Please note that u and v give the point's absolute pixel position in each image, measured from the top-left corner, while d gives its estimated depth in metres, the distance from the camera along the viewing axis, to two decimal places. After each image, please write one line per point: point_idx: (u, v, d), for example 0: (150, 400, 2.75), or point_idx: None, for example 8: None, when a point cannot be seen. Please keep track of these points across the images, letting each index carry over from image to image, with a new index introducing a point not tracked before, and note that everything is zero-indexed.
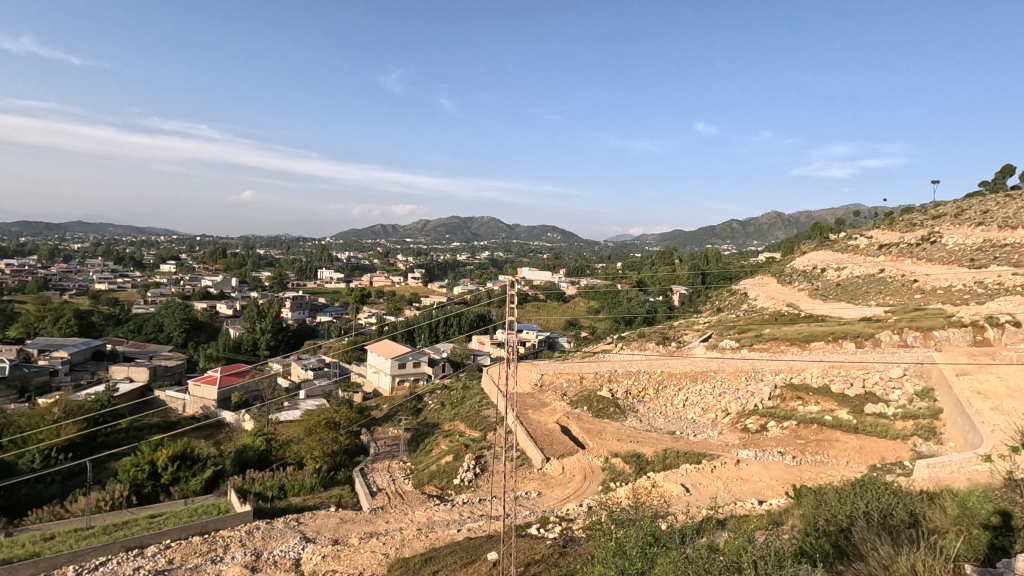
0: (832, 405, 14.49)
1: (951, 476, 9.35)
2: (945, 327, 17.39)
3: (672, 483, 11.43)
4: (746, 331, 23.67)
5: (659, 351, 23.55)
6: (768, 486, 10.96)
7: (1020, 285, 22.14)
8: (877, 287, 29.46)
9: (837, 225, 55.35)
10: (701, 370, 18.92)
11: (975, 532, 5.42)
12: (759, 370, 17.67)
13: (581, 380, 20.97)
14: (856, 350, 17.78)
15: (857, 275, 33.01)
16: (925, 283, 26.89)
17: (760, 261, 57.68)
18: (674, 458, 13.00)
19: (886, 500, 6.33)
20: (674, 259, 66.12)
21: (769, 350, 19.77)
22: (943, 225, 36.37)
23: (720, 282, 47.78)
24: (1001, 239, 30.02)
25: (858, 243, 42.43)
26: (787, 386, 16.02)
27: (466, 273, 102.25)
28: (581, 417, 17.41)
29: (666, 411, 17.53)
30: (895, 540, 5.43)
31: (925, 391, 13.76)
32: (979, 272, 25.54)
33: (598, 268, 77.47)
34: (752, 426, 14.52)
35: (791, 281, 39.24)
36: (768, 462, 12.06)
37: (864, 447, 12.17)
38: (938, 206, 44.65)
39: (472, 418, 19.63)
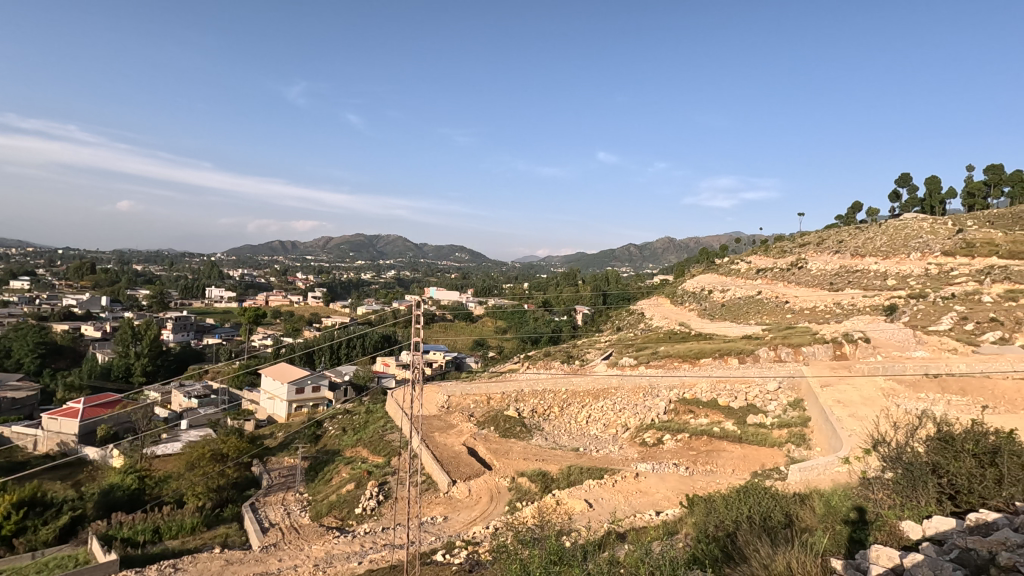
0: (719, 417, 15.60)
1: (817, 477, 10.42)
2: (811, 344, 19.52)
3: (576, 499, 11.68)
4: (643, 349, 24.98)
5: (564, 369, 24.17)
6: (665, 497, 11.52)
7: (869, 305, 25.50)
8: (756, 306, 32.52)
9: (722, 250, 60.55)
10: (602, 387, 19.65)
11: (838, 528, 6.04)
12: (654, 386, 18.69)
13: (488, 401, 21.00)
14: (738, 365, 19.41)
15: (738, 296, 36.23)
16: (794, 303, 30.07)
17: (656, 284, 61.46)
18: (578, 475, 13.30)
19: (766, 503, 6.85)
20: (578, 280, 68.93)
21: (664, 366, 20.95)
22: (808, 252, 41.06)
23: (620, 302, 50.36)
24: (854, 266, 34.43)
25: (739, 267, 46.66)
26: (681, 401, 17.03)
27: (372, 292, 99.67)
28: (488, 437, 17.36)
29: (570, 428, 17.95)
30: (773, 540, 5.88)
31: (797, 401, 15.25)
32: (837, 295, 29.07)
33: (506, 288, 78.77)
34: (649, 440, 15.26)
35: (683, 302, 42.25)
36: (664, 474, 12.73)
37: (748, 455, 13.15)
38: (802, 236, 50.49)
39: (376, 443, 18.90)
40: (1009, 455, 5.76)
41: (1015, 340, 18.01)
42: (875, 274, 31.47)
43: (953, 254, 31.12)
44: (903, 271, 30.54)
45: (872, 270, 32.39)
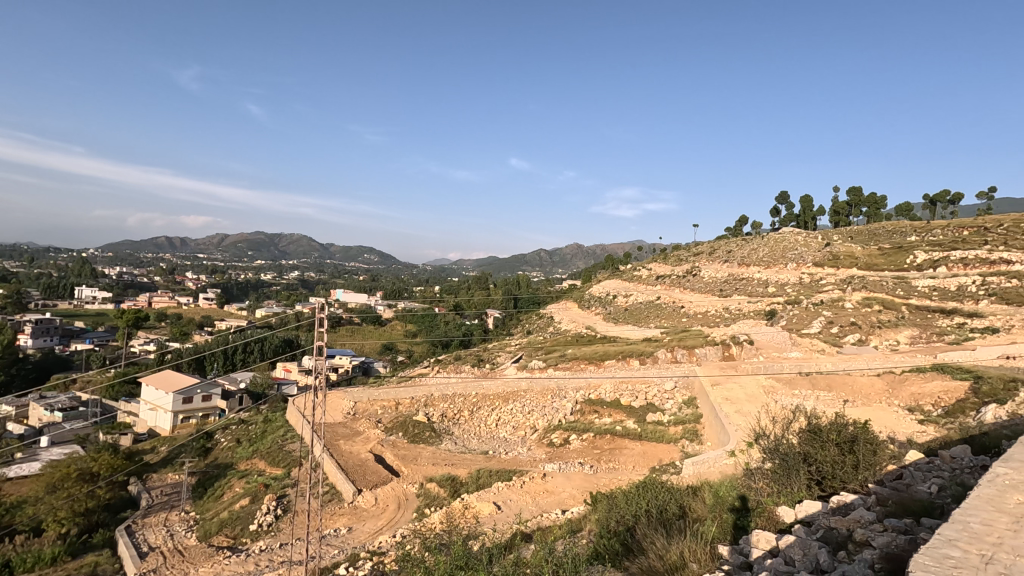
0: (621, 416, 16.32)
1: (708, 470, 11.18)
2: (703, 346, 21.02)
3: (484, 502, 11.69)
4: (552, 352, 25.63)
5: (474, 373, 24.20)
6: (571, 495, 11.85)
7: (753, 310, 27.95)
8: (655, 311, 34.53)
9: (625, 257, 63.69)
10: (512, 390, 19.87)
11: (724, 516, 6.52)
12: (562, 387, 19.20)
13: (396, 406, 20.51)
14: (639, 366, 20.47)
15: (640, 300, 38.27)
16: (689, 308, 32.25)
17: (564, 288, 63.49)
18: (487, 477, 13.33)
19: (662, 497, 7.23)
20: (489, 283, 69.42)
21: (572, 368, 21.60)
22: (702, 261, 44.25)
23: (530, 306, 51.36)
24: (740, 274, 37.59)
25: (641, 274, 49.34)
26: (586, 402, 17.64)
27: (272, 294, 94.12)
28: (396, 444, 16.93)
29: (480, 431, 17.96)
30: (668, 531, 6.21)
31: (690, 399, 16.33)
32: (726, 301, 31.57)
33: (417, 291, 77.57)
34: (556, 440, 15.63)
35: (589, 306, 43.91)
36: (570, 473, 13.09)
37: (647, 451, 13.85)
38: (696, 245, 54.38)
39: (274, 454, 17.79)
40: (863, 443, 6.52)
41: (870, 342, 20.54)
42: (758, 282, 34.57)
43: (822, 266, 34.94)
44: (781, 279, 33.80)
45: (756, 278, 35.54)
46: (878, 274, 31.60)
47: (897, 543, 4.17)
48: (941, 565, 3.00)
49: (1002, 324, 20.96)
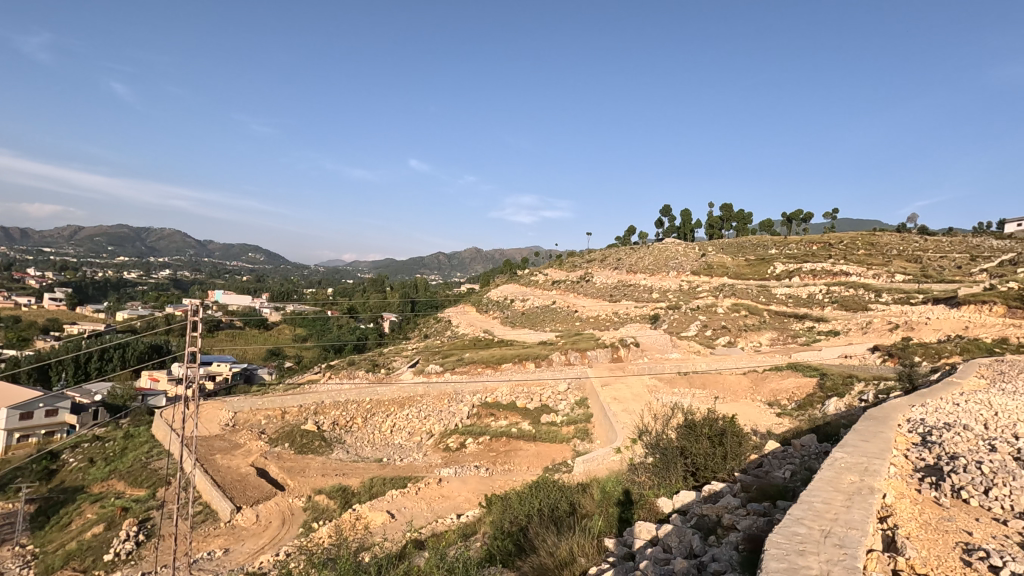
0: (517, 418, 16.62)
1: (597, 467, 11.73)
2: (594, 349, 22.06)
3: (377, 511, 11.32)
4: (449, 356, 25.51)
5: (368, 378, 23.39)
6: (466, 499, 11.82)
7: (639, 315, 29.80)
8: (550, 314, 35.66)
9: (523, 262, 65.19)
10: (407, 395, 19.46)
11: (610, 510, 6.84)
12: (458, 391, 19.17)
13: (282, 416, 19.29)
14: (534, 369, 21.00)
15: (536, 305, 39.28)
16: (582, 312, 33.65)
17: (463, 291, 63.61)
18: (381, 486, 12.91)
19: (553, 495, 7.46)
20: (386, 286, 67.69)
21: (468, 372, 21.62)
22: (594, 268, 46.47)
23: (428, 309, 50.76)
24: (628, 280, 39.97)
25: (537, 279, 50.65)
26: (483, 405, 17.75)
27: (138, 294, 84.52)
28: (282, 456, 15.90)
29: (373, 438, 17.39)
30: (559, 528, 6.39)
31: (582, 399, 17.05)
32: (615, 306, 33.40)
33: (308, 293, 73.58)
34: (452, 444, 15.55)
35: (487, 310, 44.31)
36: (466, 477, 13.07)
37: (541, 452, 14.18)
38: (589, 253, 56.96)
39: (137, 474, 15.93)
40: (731, 435, 7.19)
41: (738, 343, 22.75)
42: (644, 288, 36.96)
43: (699, 274, 38.16)
44: (664, 286, 36.42)
45: (642, 284, 37.98)
46: (745, 283, 35.11)
47: (757, 525, 4.61)
48: (790, 541, 3.37)
49: (842, 328, 24.23)
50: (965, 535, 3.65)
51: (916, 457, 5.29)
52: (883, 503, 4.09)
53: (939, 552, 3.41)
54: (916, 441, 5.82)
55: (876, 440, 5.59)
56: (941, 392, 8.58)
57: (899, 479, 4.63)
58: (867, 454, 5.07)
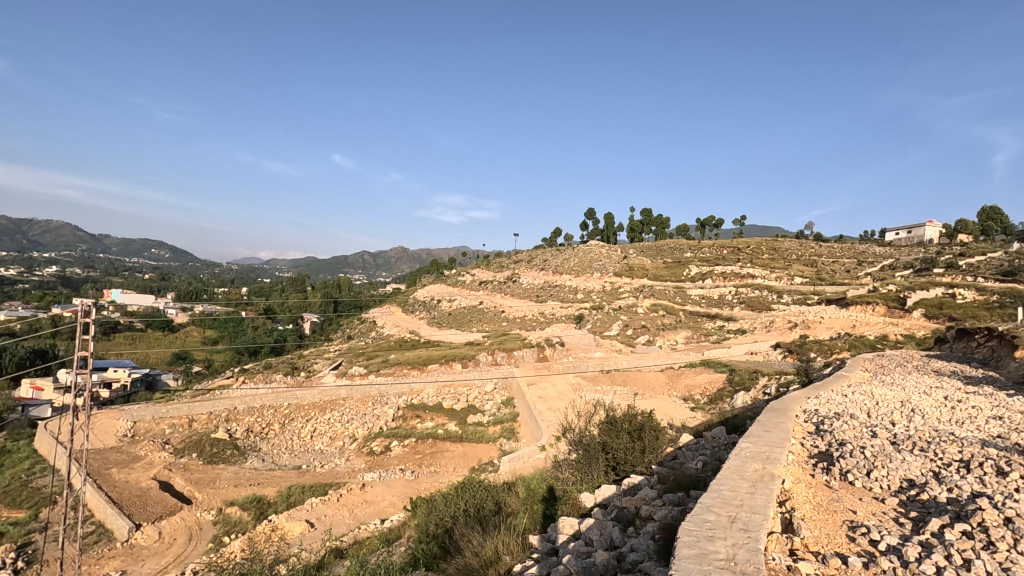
0: (443, 419, 16.45)
1: (522, 465, 11.86)
2: (521, 349, 22.31)
3: (295, 521, 10.82)
4: (373, 358, 24.84)
5: (286, 382, 22.29)
6: (391, 503, 11.54)
7: (564, 315, 30.46)
8: (477, 315, 35.66)
9: (450, 262, 64.84)
10: (329, 399, 18.75)
11: (534, 508, 6.94)
12: (383, 394, 18.73)
13: (190, 424, 17.97)
14: (461, 369, 20.91)
15: (464, 305, 39.09)
16: (509, 313, 33.85)
17: (388, 291, 62.28)
18: (299, 494, 12.33)
19: (479, 496, 7.46)
20: (306, 285, 64.91)
21: (394, 374, 21.13)
22: (521, 268, 47.02)
23: (351, 310, 49.19)
24: (554, 281, 40.80)
25: (465, 279, 50.43)
26: (409, 407, 17.45)
27: (17, 292, 75.60)
28: (188, 467, 14.82)
29: (292, 444, 16.58)
30: (484, 528, 6.39)
31: (508, 399, 17.18)
32: (541, 306, 33.97)
33: (220, 292, 69.18)
34: (376, 448, 15.13)
35: (413, 310, 43.63)
36: (390, 481, 12.77)
37: (467, 452, 14.11)
38: (516, 254, 57.47)
39: (15, 493, 14.24)
40: (648, 430, 7.51)
41: (657, 342, 23.81)
42: (569, 289, 37.87)
43: (620, 275, 39.62)
44: (588, 287, 37.49)
45: (567, 285, 38.90)
46: (663, 285, 36.81)
47: (671, 514, 4.84)
48: (701, 528, 3.56)
49: (749, 326, 26.00)
50: (850, 514, 4.03)
51: (810, 444, 5.78)
52: (782, 488, 4.44)
53: (828, 530, 3.74)
54: (811, 430, 6.35)
55: (777, 430, 6.04)
56: (831, 385, 9.42)
57: (794, 466, 5.04)
58: (769, 444, 5.47)
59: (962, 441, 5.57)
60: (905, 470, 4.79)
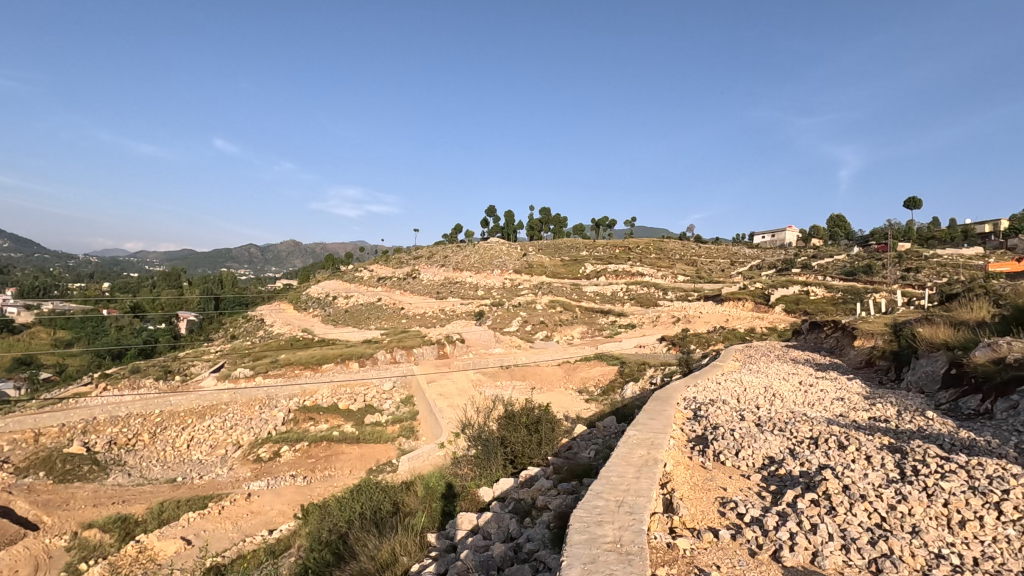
0: (339, 421, 15.79)
1: (421, 463, 11.70)
2: (421, 346, 22.03)
3: (167, 540, 9.87)
4: (261, 358, 23.20)
5: (157, 388, 20.15)
6: (280, 512, 10.87)
7: (465, 312, 30.48)
8: (375, 312, 34.61)
9: (346, 257, 62.43)
10: (209, 405, 17.26)
11: (433, 505, 6.89)
12: (272, 397, 17.60)
13: (36, 439, 15.67)
14: (358, 368, 20.21)
15: (361, 302, 37.71)
16: (408, 310, 33.16)
17: (277, 287, 58.53)
18: (174, 510, 11.21)
19: (376, 497, 7.27)
20: (183, 281, 59.22)
21: (284, 375, 19.90)
22: (421, 265, 46.38)
23: (235, 307, 45.66)
24: (455, 277, 40.70)
25: (362, 276, 48.66)
26: (300, 410, 16.58)
27: None
28: (34, 488, 12.92)
29: (164, 455, 15.03)
30: (380, 530, 6.23)
31: (408, 397, 16.95)
32: (442, 303, 33.75)
33: (76, 288, 61.04)
34: (264, 455, 14.18)
35: (306, 307, 41.47)
36: (279, 489, 12.02)
37: (364, 454, 13.62)
38: (417, 250, 56.45)
39: None
40: (545, 423, 7.74)
41: (554, 337, 24.57)
42: (470, 285, 38.00)
43: (520, 272, 40.47)
44: (488, 284, 37.84)
45: (468, 281, 39.00)
46: (560, 281, 38.12)
47: (564, 503, 5.02)
48: (591, 514, 3.74)
49: (638, 321, 27.68)
50: (721, 491, 4.43)
51: (689, 429, 6.28)
52: (664, 471, 4.78)
53: (703, 507, 4.08)
54: (689, 416, 6.92)
55: (660, 417, 6.51)
56: (708, 374, 10.29)
57: (675, 450, 5.45)
58: (653, 431, 5.87)
59: (811, 420, 6.35)
60: (766, 448, 5.36)
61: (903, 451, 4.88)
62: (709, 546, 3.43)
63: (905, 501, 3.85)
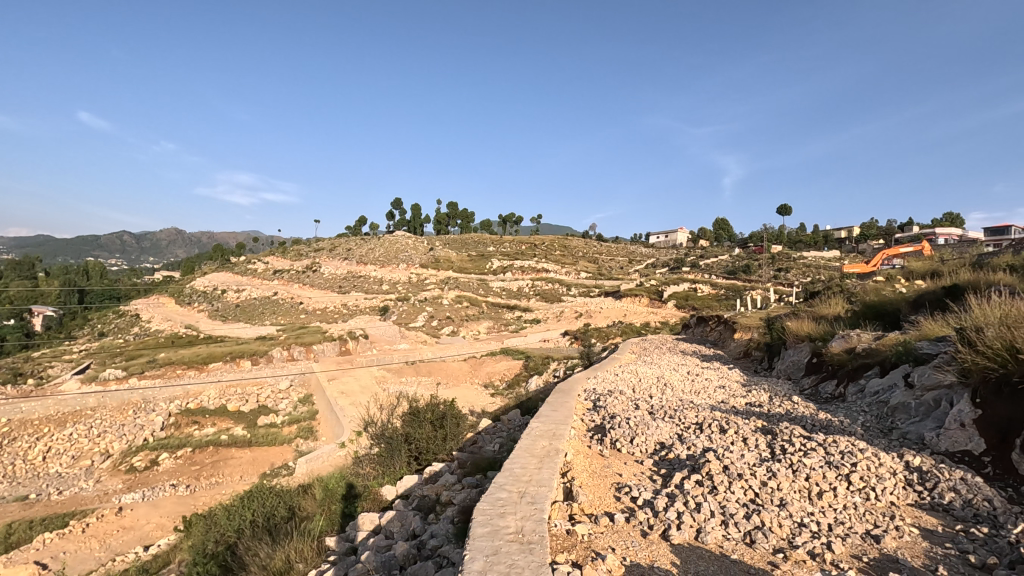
0: (228, 423, 14.69)
1: (321, 465, 11.24)
2: (321, 342, 21.08)
3: (17, 565, 8.65)
4: (136, 358, 20.93)
5: (4, 394, 17.53)
6: (158, 526, 9.91)
7: (368, 307, 29.52)
8: (271, 307, 32.53)
9: (238, 248, 58.16)
10: (71, 411, 15.31)
11: (333, 508, 6.60)
12: (149, 400, 15.99)
13: None
14: (250, 367, 18.91)
15: (254, 297, 35.23)
16: (307, 305, 31.54)
17: (156, 279, 53.11)
18: (25, 531, 9.79)
19: (270, 503, 6.83)
20: (37, 271, 51.96)
21: (163, 376, 18.12)
22: (322, 257, 44.30)
23: (105, 301, 40.84)
24: (358, 271, 39.32)
25: (256, 268, 45.49)
26: (183, 413, 15.23)
27: None
28: None
29: (13, 470, 13.11)
30: (274, 537, 5.86)
31: (306, 396, 16.22)
32: (344, 297, 32.46)
33: None
34: (139, 463, 12.83)
35: (191, 301, 38.04)
36: (156, 501, 10.94)
37: (257, 457, 12.74)
38: (317, 242, 53.77)
39: None
40: (450, 418, 7.74)
41: (460, 333, 24.52)
42: (374, 279, 36.91)
43: (426, 267, 39.95)
44: (393, 278, 36.95)
45: (372, 275, 37.84)
46: (467, 276, 38.15)
47: (469, 497, 5.03)
48: (494, 506, 3.78)
49: (542, 316, 28.40)
50: (617, 477, 4.67)
51: (589, 419, 6.55)
52: (565, 460, 4.95)
53: (600, 493, 4.27)
54: (589, 406, 7.21)
55: (562, 409, 6.72)
56: (607, 366, 10.79)
57: (575, 440, 5.65)
58: (555, 421, 6.06)
59: (697, 407, 6.87)
60: (658, 434, 5.72)
61: (773, 432, 5.43)
62: (605, 530, 3.60)
63: (775, 477, 4.28)
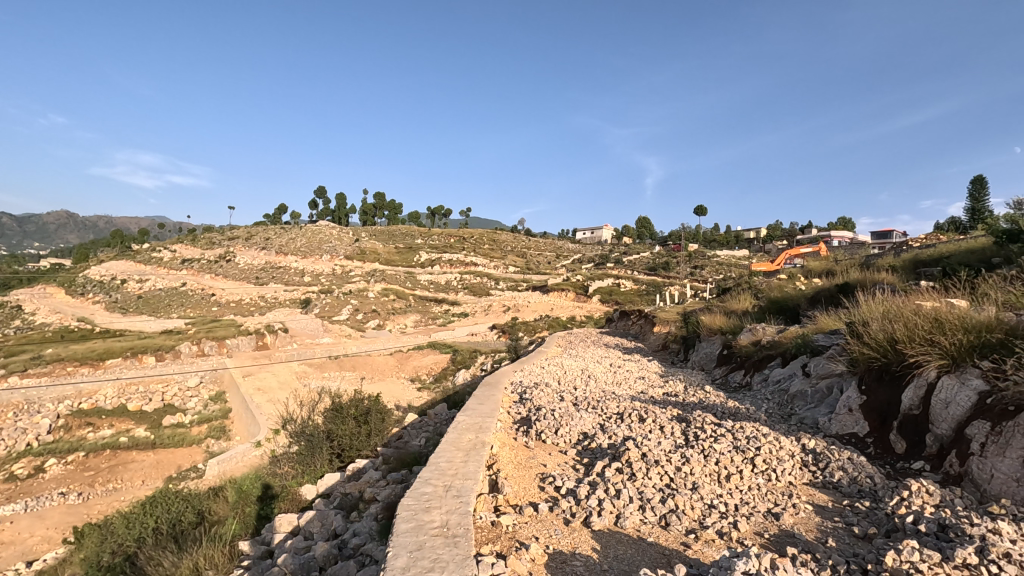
0: (127, 424, 13.54)
1: (234, 466, 10.65)
2: (235, 336, 19.89)
3: None
4: (16, 354, 18.76)
5: None
6: (43, 539, 8.97)
7: (288, 299, 28.16)
8: (178, 298, 30.28)
9: (140, 234, 53.55)
10: None
11: (246, 511, 6.26)
12: (33, 400, 14.40)
13: None
14: (155, 363, 17.52)
15: (159, 288, 32.60)
16: (220, 297, 29.61)
17: (42, 267, 47.84)
18: None
19: (175, 508, 6.35)
20: None
21: (50, 374, 16.36)
22: (237, 247, 41.73)
23: None
24: (277, 262, 37.40)
25: (161, 257, 42.12)
26: (74, 415, 13.87)
27: None
28: None
29: None
30: (180, 544, 5.47)
31: (218, 393, 15.29)
32: (262, 289, 30.78)
33: None
34: (20, 471, 11.53)
35: (84, 291, 34.55)
36: (42, 512, 9.90)
37: (161, 460, 11.84)
38: (232, 230, 50.68)
39: None
40: (374, 413, 7.55)
41: (386, 327, 23.98)
42: (295, 271, 35.28)
43: (351, 259, 38.68)
44: (316, 269, 35.51)
45: (292, 267, 36.15)
46: (394, 269, 37.33)
47: (393, 493, 4.95)
48: (419, 501, 3.73)
49: (470, 310, 28.36)
50: (541, 467, 4.76)
51: (515, 412, 6.62)
52: (491, 453, 4.97)
53: (524, 484, 4.33)
54: (516, 399, 7.29)
55: (489, 402, 6.75)
56: (534, 359, 10.95)
57: (501, 432, 5.70)
58: (481, 415, 6.07)
59: (618, 398, 7.13)
60: (582, 425, 5.88)
61: (687, 420, 5.74)
62: (529, 520, 3.66)
63: (688, 462, 4.53)
